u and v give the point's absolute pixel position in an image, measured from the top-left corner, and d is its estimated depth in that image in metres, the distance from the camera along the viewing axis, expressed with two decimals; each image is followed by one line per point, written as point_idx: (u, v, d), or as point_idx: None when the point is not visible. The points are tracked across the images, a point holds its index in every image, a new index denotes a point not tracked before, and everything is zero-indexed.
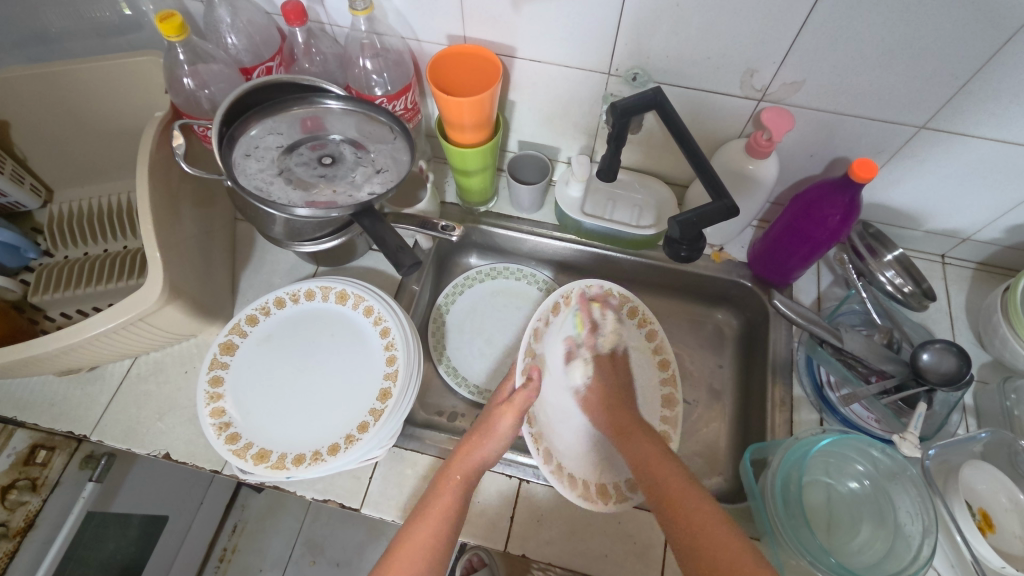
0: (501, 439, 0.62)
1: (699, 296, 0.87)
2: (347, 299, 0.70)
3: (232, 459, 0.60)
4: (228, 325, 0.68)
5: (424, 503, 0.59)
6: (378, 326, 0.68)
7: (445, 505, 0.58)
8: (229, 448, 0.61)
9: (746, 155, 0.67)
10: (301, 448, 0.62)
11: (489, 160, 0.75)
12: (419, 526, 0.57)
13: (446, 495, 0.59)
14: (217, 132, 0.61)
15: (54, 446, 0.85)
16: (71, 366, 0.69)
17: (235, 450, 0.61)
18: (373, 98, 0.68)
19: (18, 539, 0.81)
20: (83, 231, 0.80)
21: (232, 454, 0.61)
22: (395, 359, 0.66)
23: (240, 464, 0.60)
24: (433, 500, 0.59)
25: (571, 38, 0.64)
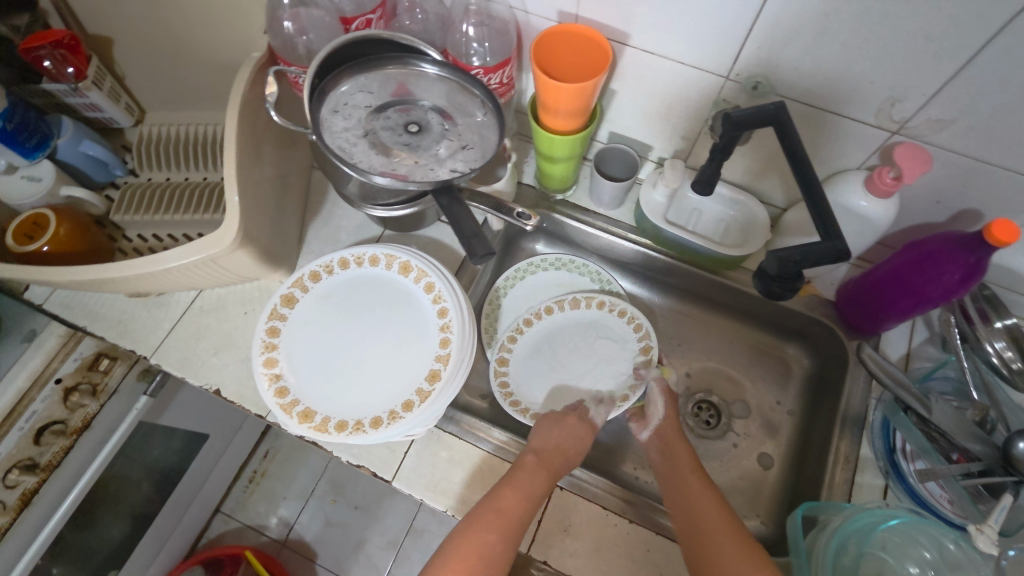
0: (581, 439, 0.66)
1: (775, 328, 0.83)
2: (410, 271, 0.68)
3: (278, 413, 0.62)
4: (290, 277, 0.68)
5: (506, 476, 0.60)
6: (437, 305, 0.66)
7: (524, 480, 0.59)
8: (276, 401, 0.62)
9: (863, 190, 0.61)
10: (343, 414, 0.62)
11: (577, 149, 0.71)
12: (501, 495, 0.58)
13: (526, 473, 0.60)
14: (309, 84, 0.59)
15: (117, 356, 0.87)
16: (142, 287, 0.71)
17: (281, 406, 0.62)
18: (469, 69, 0.65)
19: (75, 437, 0.84)
20: (169, 158, 0.82)
21: (278, 408, 0.62)
22: (448, 343, 0.64)
23: (285, 420, 0.61)
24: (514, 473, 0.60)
25: (696, 33, 0.58)
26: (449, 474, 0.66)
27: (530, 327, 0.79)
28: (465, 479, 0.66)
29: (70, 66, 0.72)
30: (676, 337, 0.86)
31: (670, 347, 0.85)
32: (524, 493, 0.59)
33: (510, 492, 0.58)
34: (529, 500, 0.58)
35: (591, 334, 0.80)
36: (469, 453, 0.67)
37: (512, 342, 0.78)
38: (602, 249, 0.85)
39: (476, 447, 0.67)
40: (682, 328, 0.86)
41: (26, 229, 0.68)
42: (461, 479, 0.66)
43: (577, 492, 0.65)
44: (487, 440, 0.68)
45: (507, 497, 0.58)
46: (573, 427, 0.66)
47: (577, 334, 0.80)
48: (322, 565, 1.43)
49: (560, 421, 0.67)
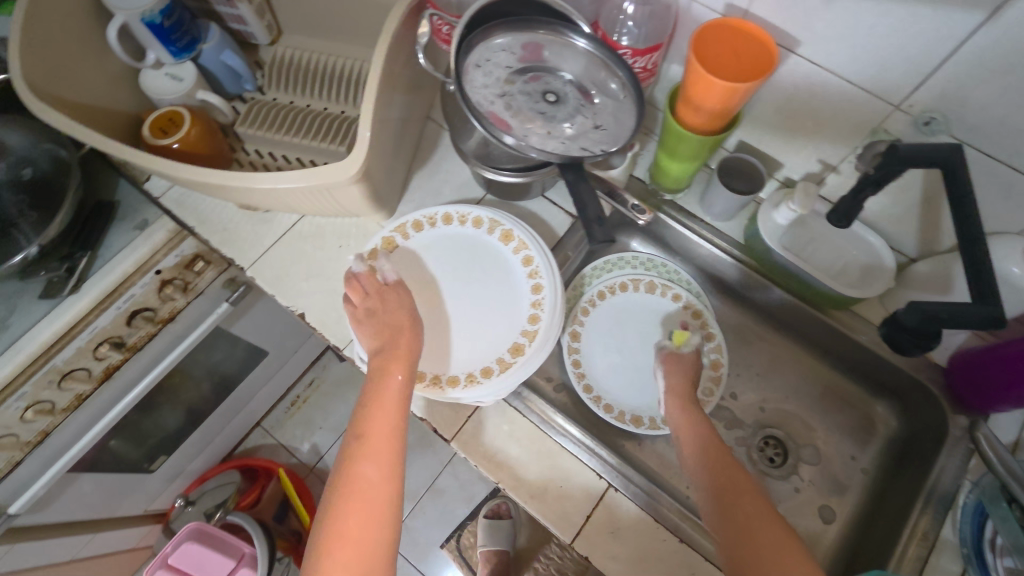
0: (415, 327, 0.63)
1: (865, 381, 0.78)
2: (510, 239, 0.69)
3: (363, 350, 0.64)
4: (395, 222, 0.70)
5: (370, 390, 0.58)
6: (533, 279, 0.67)
7: (393, 396, 0.58)
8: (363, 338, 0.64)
9: (1022, 259, 0.55)
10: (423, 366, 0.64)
11: (703, 152, 0.68)
12: (374, 415, 0.56)
13: (388, 383, 0.58)
14: (459, 34, 0.58)
15: (210, 261, 0.89)
16: (251, 202, 0.74)
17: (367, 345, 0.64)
18: (618, 47, 0.62)
19: (160, 327, 0.88)
20: (297, 83, 0.83)
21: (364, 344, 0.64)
22: (536, 321, 0.65)
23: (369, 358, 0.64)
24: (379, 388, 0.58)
25: (880, 55, 0.53)
26: (507, 448, 0.66)
27: (602, 301, 0.81)
28: (521, 456, 0.66)
29: None
30: (756, 366, 0.82)
31: (749, 374, 0.82)
32: (390, 407, 0.57)
33: (375, 410, 0.57)
34: (389, 417, 0.57)
35: (659, 326, 0.81)
36: (530, 432, 0.67)
37: (584, 315, 0.80)
38: (699, 259, 0.82)
39: (538, 429, 0.67)
40: (764, 358, 0.82)
41: (162, 124, 0.71)
42: (517, 455, 0.66)
43: (629, 495, 0.64)
44: (550, 425, 0.67)
45: (387, 418, 0.56)
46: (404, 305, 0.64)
47: (649, 323, 0.81)
48: None
49: (393, 309, 0.63)
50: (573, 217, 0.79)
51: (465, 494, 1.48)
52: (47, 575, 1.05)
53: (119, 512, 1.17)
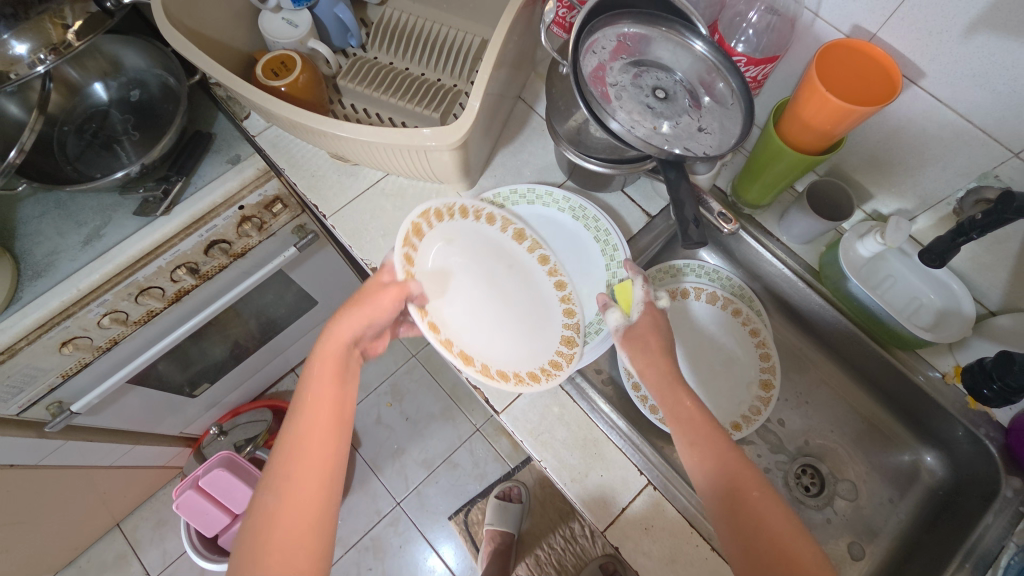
0: (370, 322, 0.59)
1: (917, 427, 0.77)
2: (527, 238, 0.73)
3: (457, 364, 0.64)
4: (420, 209, 0.65)
5: (303, 392, 0.56)
6: (554, 278, 0.72)
7: (329, 393, 0.55)
8: (438, 341, 0.63)
9: None
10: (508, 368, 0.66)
11: (800, 172, 0.67)
12: (305, 416, 0.54)
13: (327, 381, 0.56)
14: (583, 16, 0.59)
15: (287, 206, 0.93)
16: (344, 153, 0.76)
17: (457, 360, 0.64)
18: (733, 53, 0.62)
19: (233, 259, 0.93)
20: (400, 45, 0.85)
21: (440, 346, 0.63)
22: (573, 313, 0.70)
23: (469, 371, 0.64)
24: (310, 388, 0.56)
25: (1008, 97, 0.52)
26: (553, 429, 0.67)
27: (664, 303, 0.81)
28: (566, 440, 0.67)
29: None
30: (805, 393, 0.81)
31: (797, 400, 0.81)
32: (319, 404, 0.54)
33: (306, 420, 0.54)
34: (323, 426, 0.54)
35: (714, 333, 0.80)
36: (578, 418, 0.68)
37: None
38: (767, 278, 0.82)
39: (587, 417, 0.68)
40: (815, 387, 0.81)
41: (274, 66, 0.74)
42: (562, 437, 0.67)
43: (661, 494, 0.64)
44: (600, 416, 0.68)
45: (316, 414, 0.54)
46: (376, 303, 0.59)
47: (702, 332, 0.80)
48: (362, 455, 1.51)
49: (356, 296, 0.61)
50: (649, 217, 0.79)
51: (477, 471, 1.50)
52: (86, 473, 1.11)
53: (159, 429, 1.22)
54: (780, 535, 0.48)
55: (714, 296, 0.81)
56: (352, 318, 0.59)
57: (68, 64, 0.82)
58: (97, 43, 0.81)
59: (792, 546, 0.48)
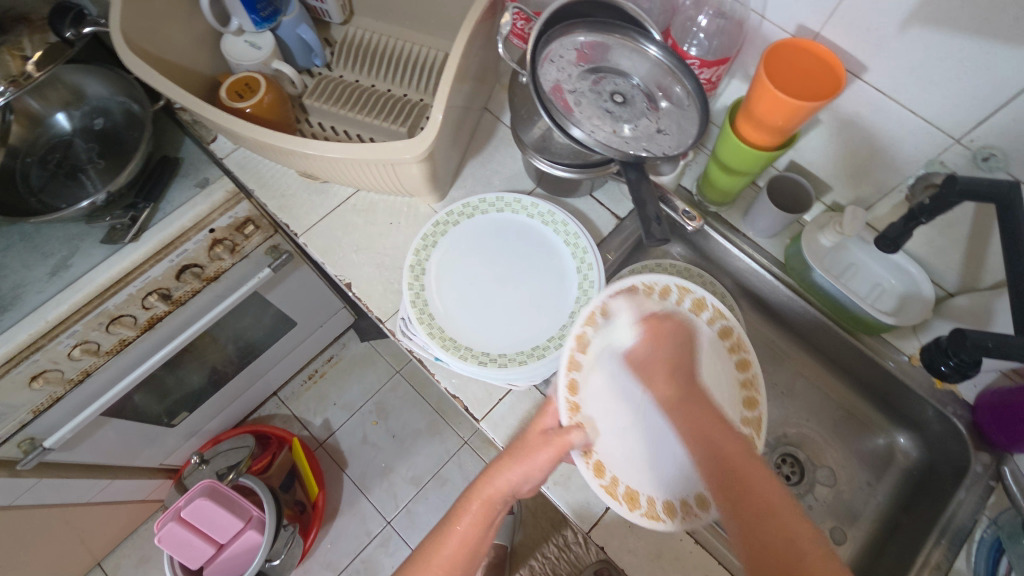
0: (533, 473, 0.54)
1: (888, 409, 0.79)
2: (686, 295, 0.66)
3: (600, 493, 0.55)
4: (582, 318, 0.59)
5: (443, 524, 0.55)
6: (734, 357, 0.65)
7: (471, 535, 0.53)
8: (594, 479, 0.56)
9: None
10: (644, 482, 0.57)
11: (756, 167, 0.69)
12: (438, 550, 0.53)
13: (465, 520, 0.53)
14: (539, 26, 0.61)
15: (259, 227, 0.93)
16: (312, 170, 0.77)
17: (603, 486, 0.56)
18: (686, 57, 0.64)
19: (205, 283, 0.92)
20: (365, 62, 0.86)
21: (598, 486, 0.55)
22: (747, 367, 0.64)
23: (612, 503, 0.55)
24: (453, 520, 0.54)
25: (947, 86, 0.55)
26: None
27: None
28: None
29: None
30: (780, 384, 0.83)
31: (772, 391, 0.83)
32: (466, 539, 0.53)
33: (442, 544, 0.53)
34: (464, 556, 0.53)
35: None
36: None
37: None
38: (736, 273, 0.84)
39: None
40: (789, 377, 0.83)
41: (239, 87, 0.75)
42: None
43: None
44: None
45: (450, 545, 0.53)
46: (535, 457, 0.54)
47: None
48: (349, 476, 1.50)
49: (523, 441, 0.56)
50: (617, 219, 0.81)
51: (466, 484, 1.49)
52: (63, 512, 1.08)
53: (137, 461, 1.19)
54: (783, 524, 0.41)
55: None
56: (510, 470, 0.54)
57: (28, 95, 0.81)
58: (58, 73, 0.81)
59: (792, 537, 0.40)
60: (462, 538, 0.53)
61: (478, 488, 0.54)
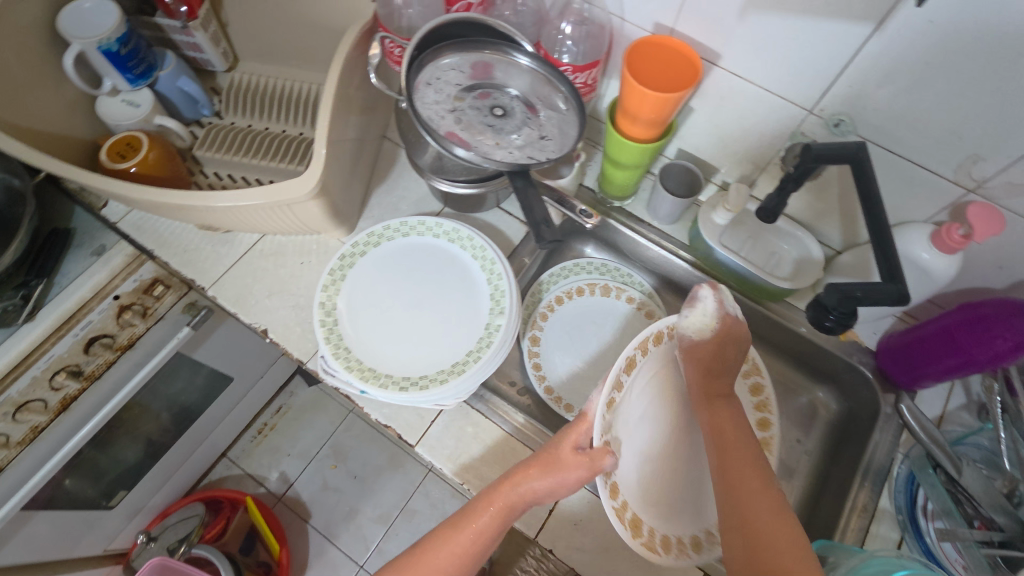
0: (558, 487, 0.56)
1: (806, 368, 0.83)
2: None
3: (613, 517, 0.55)
4: (637, 339, 0.61)
5: (458, 517, 0.57)
6: (747, 382, 0.71)
7: (478, 531, 0.55)
8: (610, 504, 0.55)
9: (927, 244, 0.61)
10: (644, 511, 0.59)
11: (645, 159, 0.73)
12: (446, 539, 0.56)
13: (479, 520, 0.56)
14: (409, 54, 0.62)
15: (170, 286, 0.90)
16: (211, 222, 0.75)
17: (615, 509, 0.56)
18: (559, 64, 0.67)
19: (119, 353, 0.87)
20: (254, 106, 0.85)
21: (611, 512, 0.55)
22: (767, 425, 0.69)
23: (618, 526, 0.55)
24: (469, 517, 0.56)
25: (791, 63, 0.59)
26: (470, 450, 0.68)
27: (560, 306, 0.84)
28: (485, 456, 0.68)
29: (185, 5, 0.76)
30: None
31: None
32: (480, 537, 0.55)
33: (457, 535, 0.56)
34: (479, 548, 0.55)
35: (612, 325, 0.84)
36: (494, 433, 0.69)
37: (542, 320, 0.83)
38: (649, 261, 0.87)
39: (502, 430, 0.69)
40: None
41: (119, 148, 0.72)
42: (482, 456, 0.68)
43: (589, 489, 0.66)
44: (513, 424, 0.69)
45: (463, 541, 0.55)
46: (566, 480, 0.55)
47: (602, 323, 0.84)
48: (313, 526, 1.45)
49: (555, 451, 0.57)
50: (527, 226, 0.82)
51: (436, 512, 1.47)
52: None
53: (78, 552, 1.11)
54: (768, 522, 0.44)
55: (607, 288, 0.85)
56: (537, 481, 0.56)
57: None
58: None
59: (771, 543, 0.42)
60: (472, 531, 0.55)
61: (499, 491, 0.56)
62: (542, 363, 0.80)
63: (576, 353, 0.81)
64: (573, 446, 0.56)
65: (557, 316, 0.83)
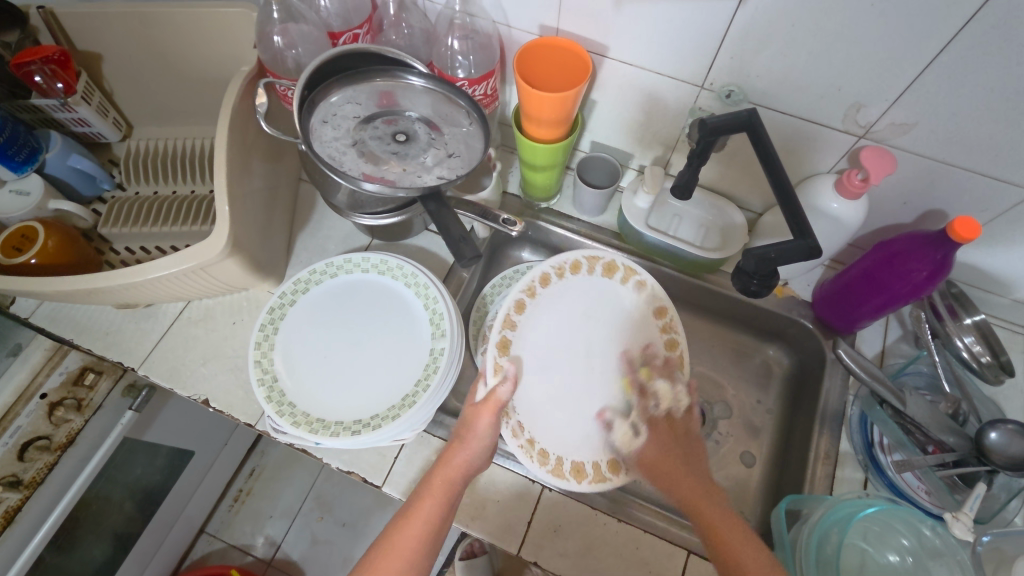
0: (480, 441, 0.57)
1: (753, 329, 0.85)
2: (595, 263, 0.70)
3: (518, 452, 0.61)
4: (552, 259, 0.68)
5: (407, 506, 0.56)
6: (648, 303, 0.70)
7: (426, 513, 0.55)
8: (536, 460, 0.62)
9: (834, 192, 0.64)
10: (556, 445, 0.63)
11: (559, 158, 0.73)
12: (400, 530, 0.54)
13: (425, 504, 0.55)
14: (298, 95, 0.61)
15: (102, 371, 0.87)
16: (129, 300, 0.72)
17: (521, 447, 0.61)
18: (455, 80, 0.67)
19: (59, 454, 0.84)
20: (157, 171, 0.82)
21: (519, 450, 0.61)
22: (676, 343, 0.68)
23: (542, 473, 0.61)
24: (413, 503, 0.56)
25: (670, 45, 0.61)
26: None
27: None
28: None
29: (60, 81, 0.72)
30: None
31: None
32: (429, 518, 0.55)
33: (408, 521, 0.54)
34: (428, 530, 0.54)
35: None
36: None
37: None
38: None
39: None
40: None
41: (14, 241, 0.68)
42: None
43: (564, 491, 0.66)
44: None
45: (414, 528, 0.54)
46: (478, 427, 0.57)
47: None
48: None
49: (461, 419, 0.59)
50: None
51: None
52: None
53: None
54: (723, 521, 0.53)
55: None
56: (460, 449, 0.57)
57: None
58: None
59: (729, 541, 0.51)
60: (419, 517, 0.55)
61: (435, 472, 0.57)
62: None
63: None
64: (471, 404, 0.59)
65: (507, 326, 0.83)
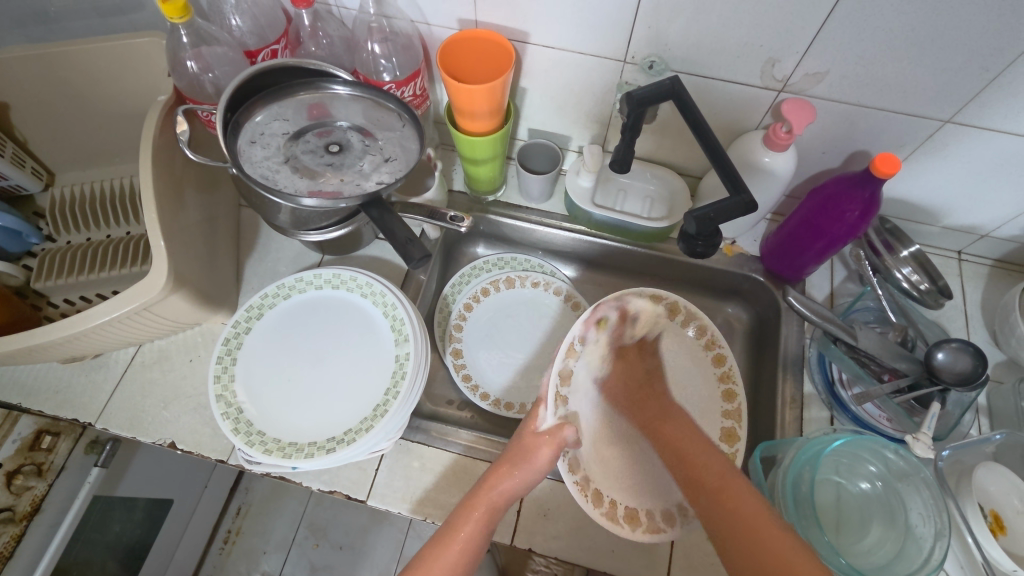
0: (535, 471, 0.59)
1: (709, 290, 0.87)
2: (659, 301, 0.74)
3: (573, 489, 0.61)
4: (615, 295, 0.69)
5: (446, 526, 0.56)
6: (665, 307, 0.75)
7: (468, 535, 0.55)
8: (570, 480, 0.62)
9: (763, 146, 0.66)
10: (607, 488, 0.64)
11: (499, 148, 0.73)
12: (439, 551, 0.54)
13: (467, 526, 0.56)
14: (221, 119, 0.59)
15: (58, 432, 0.84)
16: (75, 353, 0.69)
17: (575, 484, 0.62)
18: (380, 84, 0.66)
19: (25, 523, 0.80)
20: (87, 217, 0.79)
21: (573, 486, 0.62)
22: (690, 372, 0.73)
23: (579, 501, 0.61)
24: (455, 525, 0.56)
25: (587, 25, 0.62)
26: (420, 483, 0.66)
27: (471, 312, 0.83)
28: (438, 482, 0.66)
29: None
30: None
31: None
32: (469, 543, 0.55)
33: (446, 545, 0.55)
34: (467, 555, 0.54)
35: (529, 316, 0.84)
36: (440, 457, 0.68)
37: (458, 332, 0.82)
38: (541, 242, 0.88)
39: (445, 450, 0.68)
40: None
41: None
42: (433, 484, 0.66)
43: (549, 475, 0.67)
44: (453, 441, 0.69)
45: (453, 553, 0.54)
46: (535, 461, 0.60)
47: (516, 313, 0.84)
48: None
49: (519, 443, 0.61)
50: None
51: None
52: None
53: None
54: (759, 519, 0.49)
55: (510, 279, 0.85)
56: (510, 476, 0.59)
57: None
58: None
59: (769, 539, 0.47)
60: (459, 540, 0.55)
61: (478, 495, 0.58)
62: (472, 370, 0.80)
63: (501, 352, 0.81)
64: (533, 431, 0.63)
65: (470, 321, 0.83)
